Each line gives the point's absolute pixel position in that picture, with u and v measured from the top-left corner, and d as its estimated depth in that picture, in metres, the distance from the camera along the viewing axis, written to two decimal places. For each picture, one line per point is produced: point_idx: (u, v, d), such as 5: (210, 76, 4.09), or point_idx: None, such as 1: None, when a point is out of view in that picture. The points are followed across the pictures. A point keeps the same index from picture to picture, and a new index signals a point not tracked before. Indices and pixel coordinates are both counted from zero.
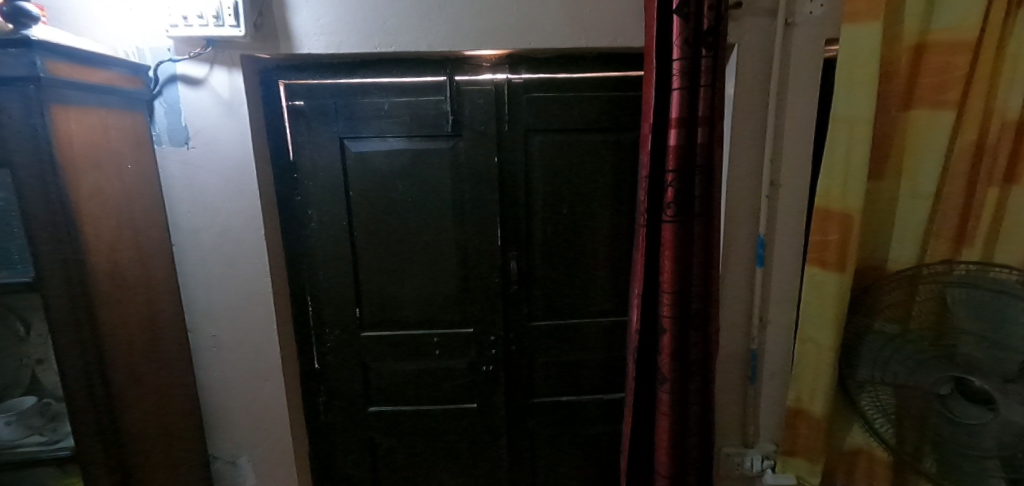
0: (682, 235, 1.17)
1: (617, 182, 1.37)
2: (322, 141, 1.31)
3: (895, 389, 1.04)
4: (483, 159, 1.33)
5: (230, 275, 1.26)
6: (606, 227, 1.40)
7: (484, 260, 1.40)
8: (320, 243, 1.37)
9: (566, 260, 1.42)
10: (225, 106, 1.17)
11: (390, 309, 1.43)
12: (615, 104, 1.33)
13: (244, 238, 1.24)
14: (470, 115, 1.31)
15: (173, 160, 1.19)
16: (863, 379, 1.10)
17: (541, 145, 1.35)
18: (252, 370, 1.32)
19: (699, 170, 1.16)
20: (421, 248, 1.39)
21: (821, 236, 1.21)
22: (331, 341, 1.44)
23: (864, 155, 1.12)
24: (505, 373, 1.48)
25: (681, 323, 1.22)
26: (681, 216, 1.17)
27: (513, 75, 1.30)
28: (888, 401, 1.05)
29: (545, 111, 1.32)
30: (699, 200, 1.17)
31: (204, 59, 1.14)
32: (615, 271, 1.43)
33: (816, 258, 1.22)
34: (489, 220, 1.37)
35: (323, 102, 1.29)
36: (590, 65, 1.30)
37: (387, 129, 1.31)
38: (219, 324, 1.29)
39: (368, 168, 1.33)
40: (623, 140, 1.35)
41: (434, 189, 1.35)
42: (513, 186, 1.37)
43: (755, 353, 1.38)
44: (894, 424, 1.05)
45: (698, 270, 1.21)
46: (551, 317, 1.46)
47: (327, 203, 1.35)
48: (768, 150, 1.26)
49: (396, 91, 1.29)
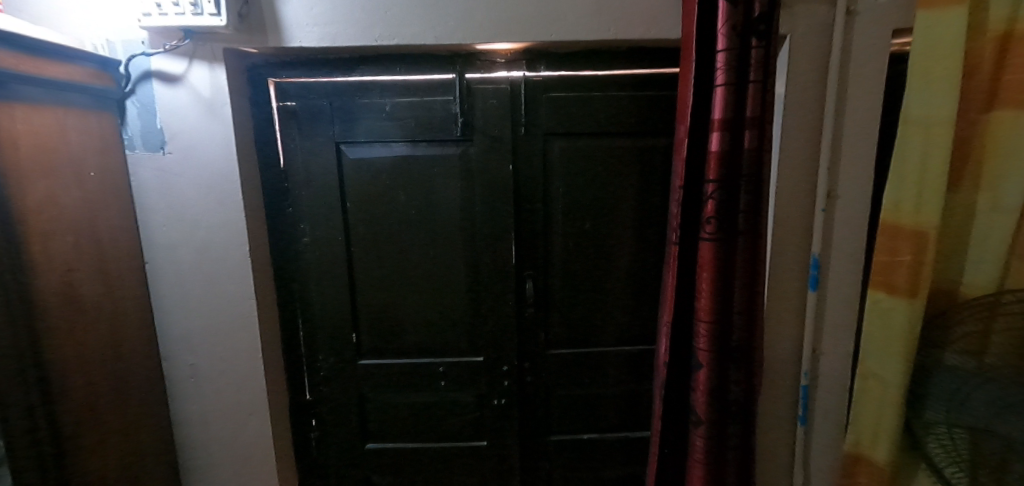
0: (725, 251, 0.95)
1: (647, 194, 1.22)
2: (315, 146, 1.17)
3: (971, 433, 0.83)
4: (497, 167, 1.18)
5: (210, 296, 1.12)
6: (634, 243, 1.24)
7: (497, 281, 1.24)
8: (313, 260, 1.23)
9: (588, 281, 1.26)
10: (205, 106, 1.03)
11: (389, 333, 1.27)
12: (645, 105, 1.17)
13: (228, 254, 1.10)
14: (482, 118, 1.16)
15: (147, 166, 1.05)
16: (933, 421, 0.90)
17: (561, 152, 1.19)
18: (233, 404, 1.17)
19: (744, 178, 0.94)
20: (427, 268, 1.24)
21: (890, 255, 0.95)
22: (324, 369, 1.29)
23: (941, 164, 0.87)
24: (518, 407, 1.32)
25: (721, 358, 0.98)
26: (723, 232, 0.94)
27: (530, 72, 1.15)
28: (961, 446, 0.85)
29: (567, 113, 1.17)
30: (742, 216, 0.96)
31: (182, 52, 1.01)
32: (643, 293, 1.27)
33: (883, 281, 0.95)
34: (503, 236, 1.22)
35: (317, 102, 1.15)
36: (618, 61, 1.15)
37: (389, 132, 1.16)
38: (197, 352, 1.14)
39: (366, 176, 1.19)
40: (654, 146, 1.19)
41: (442, 201, 1.21)
42: (530, 197, 1.22)
43: (807, 390, 1.20)
44: (969, 473, 0.84)
45: (742, 300, 0.99)
46: (572, 345, 1.30)
47: (322, 215, 1.20)
48: (825, 158, 1.09)
49: (400, 90, 1.15)
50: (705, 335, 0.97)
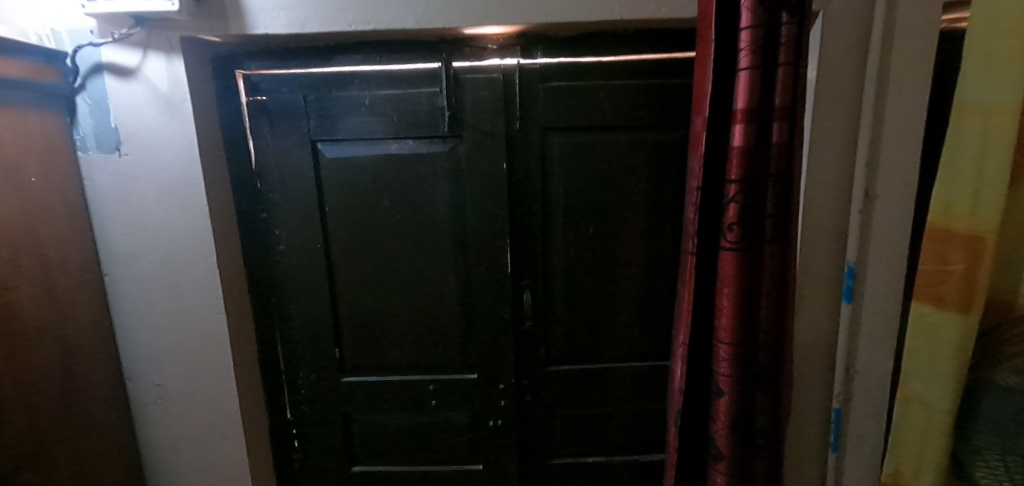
0: (751, 263, 0.82)
1: (658, 194, 1.09)
2: (289, 144, 1.06)
3: None
4: (489, 165, 1.06)
5: (176, 310, 1.02)
6: (644, 250, 1.12)
7: (492, 291, 1.13)
8: (291, 270, 1.12)
9: (593, 291, 1.14)
10: (163, 102, 0.93)
11: (375, 348, 1.17)
12: (656, 95, 1.04)
13: (193, 265, 1.00)
14: (472, 111, 1.04)
15: (103, 169, 0.95)
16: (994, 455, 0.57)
17: (561, 149, 1.07)
18: (205, 427, 1.07)
19: (772, 178, 0.81)
20: (415, 278, 1.13)
21: (937, 262, 0.60)
22: (305, 387, 1.19)
23: (1012, 138, 0.53)
24: (516, 428, 1.20)
25: (744, 384, 0.85)
26: (748, 241, 0.81)
27: (526, 59, 1.03)
28: None
29: (567, 105, 1.05)
30: (769, 222, 0.83)
31: (135, 42, 0.90)
32: (654, 304, 1.15)
33: (931, 295, 0.60)
34: (497, 243, 1.10)
35: (289, 97, 1.04)
36: (625, 45, 1.02)
37: (370, 129, 1.05)
38: (164, 370, 1.05)
39: (346, 177, 1.08)
40: (666, 141, 1.06)
41: (430, 204, 1.09)
42: (526, 199, 1.10)
43: (839, 414, 1.06)
44: None
45: (768, 318, 0.86)
46: (576, 361, 1.18)
47: (299, 221, 1.10)
48: (863, 152, 0.96)
49: (381, 81, 1.04)
50: (726, 358, 0.84)
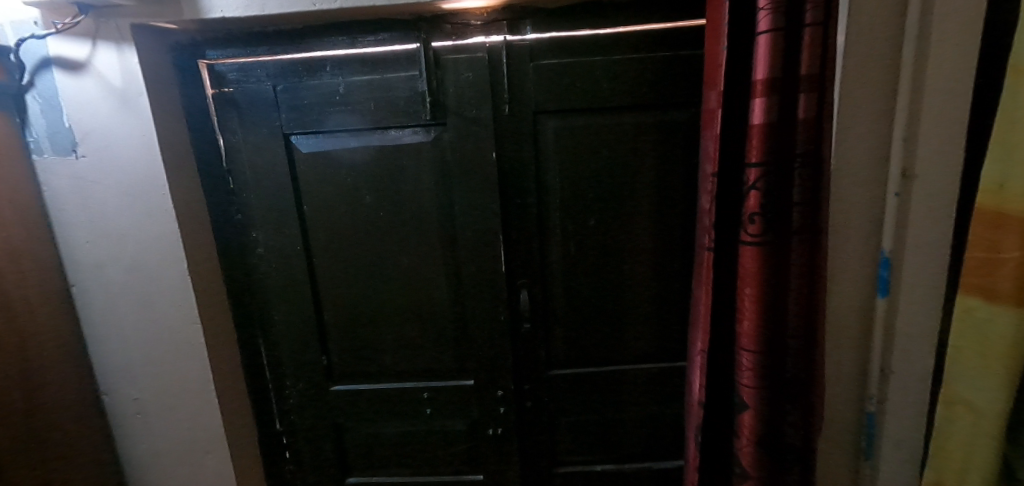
0: (774, 259, 0.73)
1: (665, 181, 0.98)
2: (261, 139, 0.98)
3: None
4: (477, 155, 0.97)
5: (148, 321, 0.96)
6: (651, 242, 1.02)
7: (486, 293, 1.04)
8: (271, 274, 1.05)
9: (595, 289, 1.05)
10: (117, 97, 0.85)
11: (364, 355, 1.09)
12: (661, 70, 0.93)
13: (163, 272, 0.94)
14: (456, 96, 0.94)
15: (60, 173, 0.89)
16: None
17: (556, 134, 0.97)
18: (187, 442, 1.02)
19: (799, 159, 0.70)
20: (404, 280, 1.05)
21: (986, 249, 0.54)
22: (293, 397, 1.12)
23: None
24: (518, 436, 1.13)
25: (771, 395, 0.77)
26: (771, 234, 0.71)
27: (513, 35, 0.92)
28: None
29: (560, 85, 0.94)
30: (795, 211, 0.72)
31: (82, 32, 0.83)
32: (664, 302, 1.05)
33: (980, 285, 0.54)
34: (490, 239, 1.01)
35: (258, 87, 0.96)
36: (623, 14, 0.91)
37: (347, 119, 0.96)
38: (141, 384, 0.99)
39: (324, 173, 1.00)
40: (673, 121, 0.96)
41: (416, 199, 1.00)
42: (519, 190, 1.00)
43: (874, 418, 0.95)
44: None
45: (797, 320, 0.77)
46: (580, 364, 1.09)
47: (275, 221, 1.02)
48: (900, 126, 0.83)
49: (355, 66, 0.95)
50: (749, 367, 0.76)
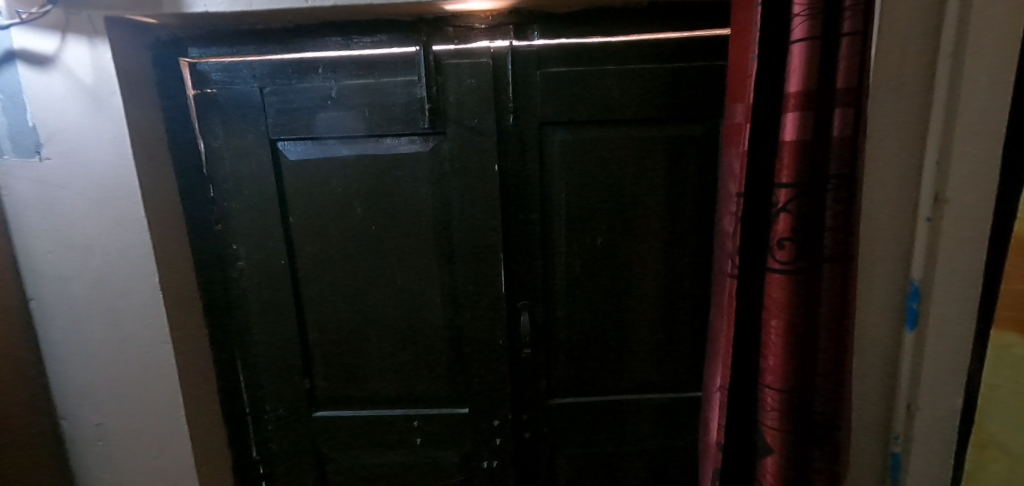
0: (805, 289, 0.67)
1: (678, 199, 0.92)
2: (245, 144, 0.91)
3: None
4: (478, 167, 0.90)
5: (113, 339, 0.88)
6: (661, 264, 0.95)
7: (484, 314, 0.96)
8: (252, 290, 0.97)
9: (601, 313, 0.98)
10: (87, 95, 0.78)
11: (351, 379, 1.01)
12: (676, 81, 0.87)
13: (133, 287, 0.86)
14: (457, 103, 0.88)
15: (21, 176, 0.81)
16: None
17: (563, 147, 0.91)
18: (153, 473, 0.93)
19: (832, 181, 0.64)
20: (396, 299, 0.97)
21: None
22: (272, 423, 1.04)
23: None
24: (515, 470, 1.04)
25: (798, 438, 0.71)
26: (803, 262, 0.66)
27: (519, 40, 0.86)
28: None
29: (568, 94, 0.88)
30: (827, 237, 0.66)
31: (51, 24, 0.76)
32: (674, 327, 0.98)
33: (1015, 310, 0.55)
34: (490, 257, 0.94)
35: (244, 88, 0.89)
36: (637, 21, 0.85)
37: (338, 126, 0.90)
38: (104, 408, 0.90)
39: (313, 183, 0.93)
40: (688, 136, 0.90)
41: (411, 213, 0.93)
42: (523, 206, 0.93)
43: (899, 460, 0.88)
44: None
45: (828, 357, 0.70)
46: (582, 393, 1.02)
47: (258, 233, 0.94)
48: (932, 146, 0.78)
49: (349, 69, 0.88)
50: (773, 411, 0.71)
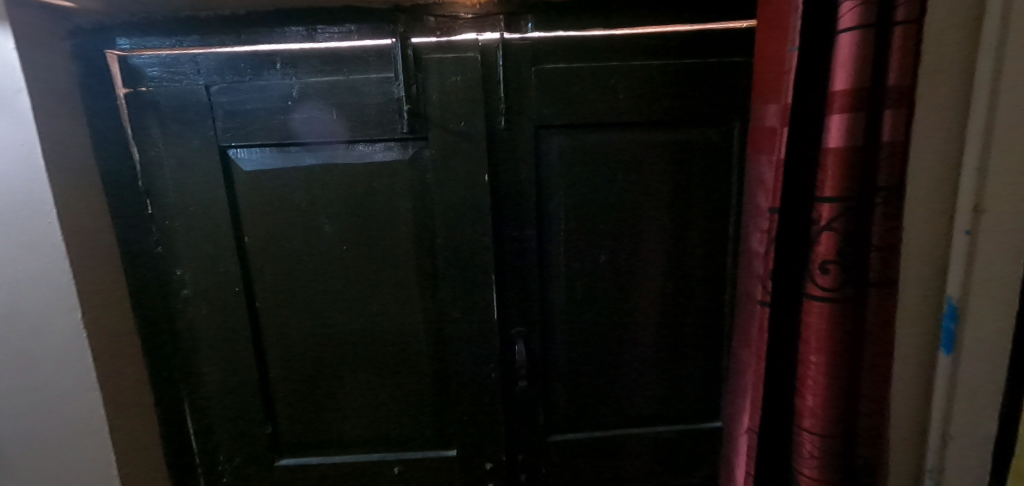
0: (851, 319, 0.58)
1: (687, 211, 0.83)
2: (188, 152, 0.77)
3: None
4: (465, 177, 0.78)
5: (25, 388, 0.72)
6: (669, 283, 0.86)
7: (473, 345, 0.85)
8: (201, 321, 0.83)
9: (603, 339, 0.88)
10: None
11: (320, 421, 0.88)
12: (687, 79, 0.77)
13: (48, 326, 0.70)
14: (440, 104, 0.76)
15: None
16: None
17: (561, 154, 0.80)
18: None
19: (882, 193, 0.55)
20: (371, 329, 0.85)
21: None
22: (227, 474, 0.89)
23: None
24: None
25: None
26: (851, 288, 0.56)
27: (511, 32, 0.76)
28: None
29: (566, 94, 0.77)
30: (873, 257, 0.57)
31: None
32: (683, 352, 0.89)
33: None
34: (479, 280, 0.82)
35: (186, 86, 0.75)
36: (643, 12, 0.76)
37: (301, 130, 0.77)
38: (15, 471, 0.75)
39: (272, 197, 0.80)
40: (700, 141, 0.81)
41: (388, 230, 0.81)
42: (516, 221, 0.82)
43: None
44: None
45: (870, 393, 0.62)
46: (583, 427, 0.91)
47: (207, 256, 0.81)
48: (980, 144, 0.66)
49: (313, 64, 0.76)
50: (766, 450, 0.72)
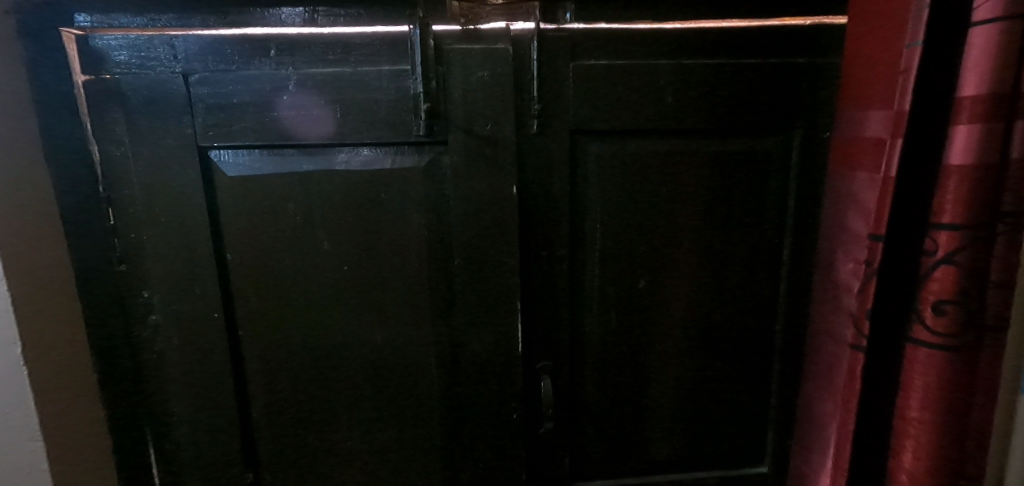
0: (965, 369, 0.48)
1: (738, 231, 0.73)
2: (161, 152, 0.64)
3: None
4: (490, 188, 0.67)
5: None
6: (715, 311, 0.76)
7: (493, 381, 0.73)
8: (171, 353, 0.70)
9: (639, 373, 0.77)
10: None
11: (311, 466, 0.76)
12: (746, 82, 0.68)
13: None
14: (464, 102, 0.64)
15: None
16: None
17: (598, 163, 0.70)
18: None
19: (1008, 219, 0.45)
20: (374, 362, 0.73)
21: None
22: None
23: None
24: None
25: None
26: (967, 332, 0.47)
27: (547, 22, 0.65)
28: None
29: (607, 95, 0.67)
30: (990, 296, 0.46)
31: None
32: (726, 388, 0.79)
33: None
34: (502, 307, 0.71)
35: (160, 74, 0.62)
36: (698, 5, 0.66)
37: (297, 130, 0.65)
38: None
39: (261, 207, 0.68)
40: (754, 152, 0.71)
41: (398, 249, 0.70)
42: (545, 240, 0.71)
43: None
44: None
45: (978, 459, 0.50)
46: (614, 472, 0.81)
47: (180, 275, 0.68)
48: None
49: (314, 53, 0.64)
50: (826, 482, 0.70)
